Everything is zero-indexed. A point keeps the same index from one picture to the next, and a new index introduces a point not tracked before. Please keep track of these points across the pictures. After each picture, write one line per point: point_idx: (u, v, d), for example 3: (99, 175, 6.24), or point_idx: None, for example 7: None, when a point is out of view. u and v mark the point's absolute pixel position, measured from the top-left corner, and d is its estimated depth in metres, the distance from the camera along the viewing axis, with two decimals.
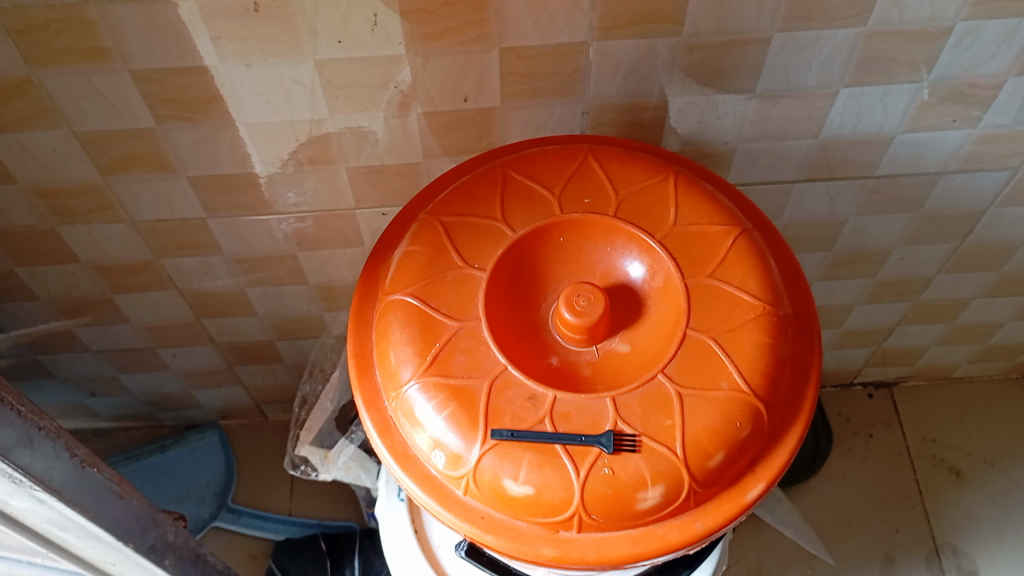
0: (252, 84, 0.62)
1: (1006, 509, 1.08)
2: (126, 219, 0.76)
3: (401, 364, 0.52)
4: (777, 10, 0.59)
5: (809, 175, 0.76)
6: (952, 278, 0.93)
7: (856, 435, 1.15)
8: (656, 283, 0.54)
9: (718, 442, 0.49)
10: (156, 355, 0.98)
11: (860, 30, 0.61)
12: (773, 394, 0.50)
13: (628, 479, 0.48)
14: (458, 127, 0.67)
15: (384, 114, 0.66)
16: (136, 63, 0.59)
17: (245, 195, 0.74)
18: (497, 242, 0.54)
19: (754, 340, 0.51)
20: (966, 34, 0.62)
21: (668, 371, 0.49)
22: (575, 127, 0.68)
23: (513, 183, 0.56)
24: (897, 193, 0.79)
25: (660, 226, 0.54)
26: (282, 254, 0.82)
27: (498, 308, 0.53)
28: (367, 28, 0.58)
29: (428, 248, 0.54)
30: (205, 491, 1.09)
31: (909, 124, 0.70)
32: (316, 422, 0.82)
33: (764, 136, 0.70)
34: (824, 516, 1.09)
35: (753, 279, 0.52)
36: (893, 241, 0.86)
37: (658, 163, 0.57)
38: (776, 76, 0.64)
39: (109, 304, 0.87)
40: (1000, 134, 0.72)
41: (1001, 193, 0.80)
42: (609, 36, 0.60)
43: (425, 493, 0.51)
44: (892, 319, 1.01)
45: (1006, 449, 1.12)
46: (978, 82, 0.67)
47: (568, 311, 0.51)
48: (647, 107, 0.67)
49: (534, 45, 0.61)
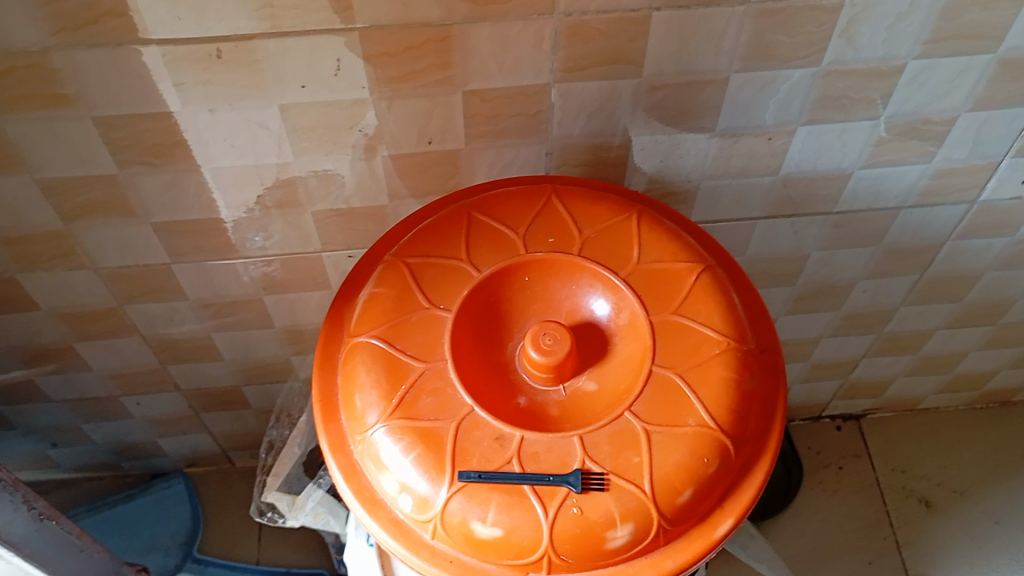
0: (217, 129, 0.62)
1: (978, 539, 1.08)
2: (89, 265, 0.75)
3: (367, 408, 0.51)
4: (735, 50, 0.60)
5: (774, 212, 0.77)
6: (917, 310, 0.94)
7: (827, 468, 1.15)
8: (621, 320, 0.54)
9: (687, 478, 0.49)
10: (121, 403, 0.96)
11: (816, 69, 0.62)
12: (741, 428, 0.50)
13: (599, 519, 0.47)
14: (425, 168, 0.68)
15: (350, 157, 0.66)
16: (100, 109, 0.59)
17: (212, 238, 0.73)
18: (463, 283, 0.54)
19: (720, 375, 0.51)
20: (920, 71, 0.64)
21: (635, 409, 0.50)
22: (539, 167, 0.69)
23: (478, 224, 0.56)
24: (859, 228, 0.80)
25: (624, 263, 0.54)
26: (249, 298, 0.81)
27: (465, 348, 0.53)
28: (331, 71, 0.58)
29: (393, 290, 0.54)
30: (171, 541, 1.06)
31: (867, 160, 0.72)
32: (284, 466, 0.82)
33: (727, 174, 0.72)
34: (798, 550, 1.08)
35: (718, 315, 0.53)
36: (857, 275, 0.87)
37: (621, 201, 0.58)
38: (737, 114, 0.66)
39: (72, 352, 0.86)
40: (955, 168, 0.74)
41: (959, 226, 0.81)
42: (572, 77, 0.61)
43: (393, 538, 0.50)
44: (859, 351, 1.02)
45: (975, 478, 1.13)
46: (933, 118, 0.68)
47: (534, 350, 0.52)
48: (611, 147, 0.68)
49: (497, 87, 0.61)
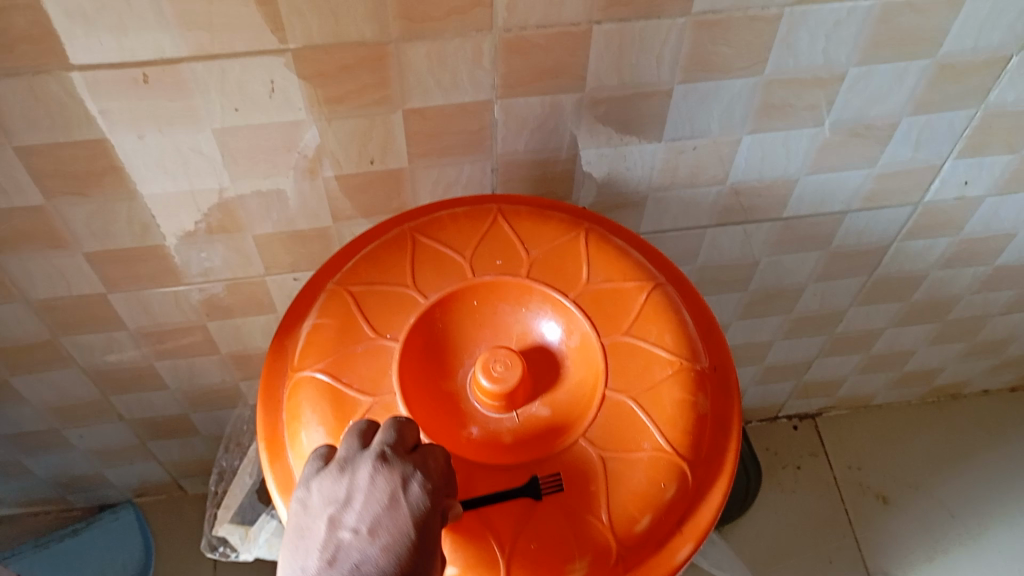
0: (147, 155, 0.59)
1: (933, 532, 1.09)
2: (19, 298, 0.71)
3: (313, 446, 0.50)
4: (676, 62, 0.59)
5: (722, 220, 0.77)
6: (866, 310, 0.95)
7: (785, 467, 1.16)
8: (573, 342, 0.53)
9: (644, 505, 0.48)
10: (61, 436, 0.92)
11: (758, 78, 0.62)
12: (696, 450, 0.50)
13: (555, 552, 0.46)
14: (368, 188, 0.66)
15: (291, 179, 0.64)
16: (19, 138, 0.56)
17: (148, 266, 0.70)
18: (409, 310, 0.53)
19: (674, 396, 0.50)
20: (860, 77, 0.64)
21: (590, 435, 0.49)
22: (485, 183, 0.68)
23: (422, 248, 0.55)
24: (807, 233, 0.80)
25: (573, 284, 0.53)
26: (191, 324, 0.79)
27: (413, 379, 0.52)
28: (264, 94, 0.56)
29: (337, 320, 0.53)
30: (123, 571, 1.04)
31: (813, 165, 0.72)
32: (236, 497, 0.79)
33: (674, 184, 0.71)
34: (757, 551, 1.09)
35: (670, 334, 0.52)
36: (807, 278, 0.88)
37: (568, 219, 0.57)
38: (681, 125, 0.65)
39: (5, 387, 0.82)
40: (898, 171, 0.74)
41: (905, 228, 0.82)
42: (513, 93, 0.60)
43: None
44: (811, 351, 1.02)
45: (928, 472, 1.15)
46: (874, 122, 0.68)
47: (485, 377, 0.50)
48: (557, 161, 0.67)
49: (437, 105, 0.60)
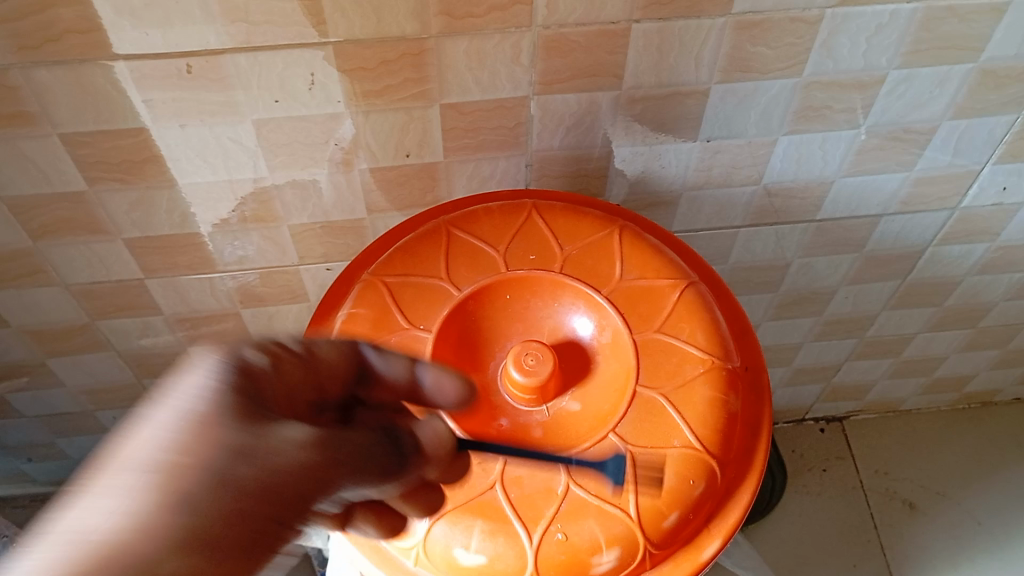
0: (188, 145, 0.60)
1: (960, 540, 1.08)
2: (59, 282, 0.73)
3: None
4: (714, 63, 0.59)
5: (755, 221, 0.76)
6: (897, 315, 0.94)
7: (811, 471, 1.16)
8: (604, 339, 0.54)
9: (673, 502, 0.48)
10: (96, 418, 0.94)
11: (797, 80, 0.62)
12: (725, 450, 0.50)
13: (583, 544, 0.47)
14: (403, 182, 0.67)
15: (328, 171, 0.65)
16: (65, 126, 0.58)
17: (186, 254, 0.72)
18: (443, 302, 0.53)
19: (704, 395, 0.50)
20: (900, 81, 0.63)
21: (620, 431, 0.49)
22: (519, 179, 0.68)
23: (457, 242, 0.55)
24: (840, 235, 0.80)
25: (606, 281, 0.54)
26: (226, 312, 0.80)
27: (446, 371, 0.52)
28: (305, 87, 0.57)
29: (372, 310, 0.53)
30: None
31: (849, 168, 0.71)
32: None
33: (708, 183, 0.71)
34: (781, 554, 1.09)
35: (701, 333, 0.52)
36: (839, 281, 0.87)
37: (602, 217, 0.57)
38: (718, 125, 0.65)
39: (43, 369, 0.84)
40: (936, 176, 0.74)
41: (940, 233, 0.81)
42: (550, 90, 0.60)
43: (375, 566, 0.49)
44: (841, 355, 1.02)
45: (957, 480, 1.14)
46: (913, 127, 0.68)
47: (517, 371, 0.51)
48: (591, 158, 0.67)
49: (475, 101, 0.60)
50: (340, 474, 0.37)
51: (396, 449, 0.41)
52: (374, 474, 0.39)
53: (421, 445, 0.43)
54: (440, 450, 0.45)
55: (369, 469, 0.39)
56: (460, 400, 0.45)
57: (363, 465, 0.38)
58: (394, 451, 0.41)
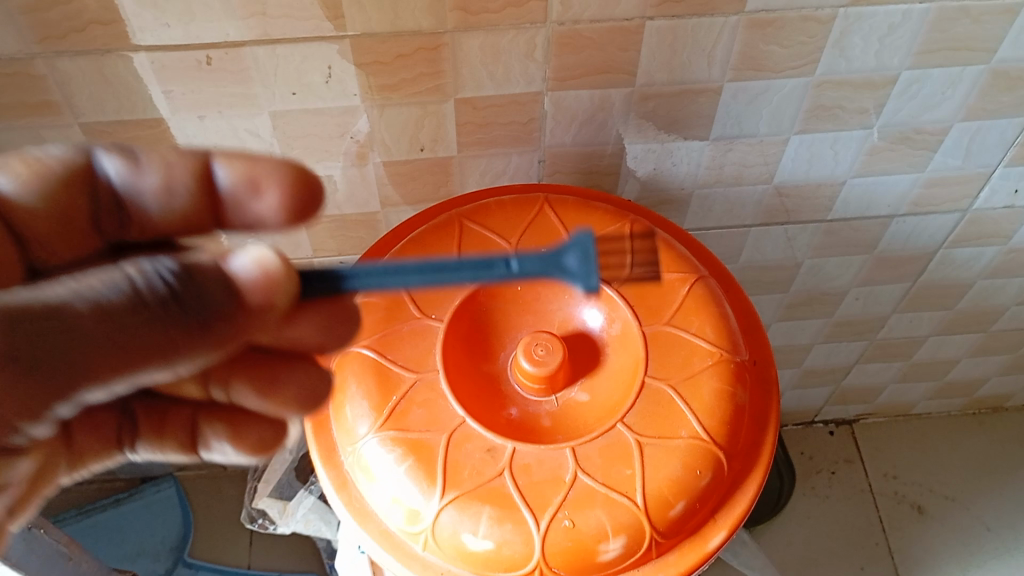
0: (206, 136, 0.61)
1: (969, 545, 1.08)
2: None
3: (357, 420, 0.51)
4: (727, 61, 0.60)
5: (765, 220, 0.77)
6: (907, 317, 0.94)
7: (819, 473, 1.16)
8: (613, 331, 0.55)
9: (679, 492, 0.49)
10: None
11: (808, 79, 0.62)
12: (733, 442, 0.51)
13: (590, 532, 0.47)
14: (416, 176, 0.67)
15: (342, 164, 0.66)
16: (87, 116, 0.59)
17: None
18: (455, 293, 0.54)
19: (712, 387, 0.51)
20: (911, 82, 0.64)
21: (627, 420, 0.50)
22: (532, 175, 0.69)
23: (470, 234, 0.56)
24: (850, 236, 0.80)
25: (617, 274, 0.54)
26: None
27: (456, 361, 0.53)
28: (322, 80, 0.58)
29: (384, 299, 0.54)
30: (160, 546, 1.07)
31: (860, 169, 0.72)
32: (275, 473, 0.82)
33: (719, 182, 0.72)
34: (788, 556, 1.09)
35: (710, 326, 0.53)
36: (849, 283, 0.87)
37: (613, 211, 0.58)
38: (729, 123, 0.65)
39: None
40: (947, 177, 0.74)
41: (951, 235, 0.81)
42: (564, 86, 0.61)
43: (384, 550, 0.50)
44: (850, 357, 1.02)
45: (966, 485, 1.13)
46: (925, 127, 0.68)
47: (527, 361, 0.52)
48: (603, 155, 0.68)
49: (488, 96, 0.61)
50: (91, 353, 0.33)
51: (181, 304, 0.35)
52: (221, 320, 0.36)
53: (231, 291, 0.36)
54: (273, 296, 0.37)
55: (211, 314, 0.36)
56: (285, 212, 0.45)
57: (130, 336, 0.34)
58: (175, 309, 0.35)
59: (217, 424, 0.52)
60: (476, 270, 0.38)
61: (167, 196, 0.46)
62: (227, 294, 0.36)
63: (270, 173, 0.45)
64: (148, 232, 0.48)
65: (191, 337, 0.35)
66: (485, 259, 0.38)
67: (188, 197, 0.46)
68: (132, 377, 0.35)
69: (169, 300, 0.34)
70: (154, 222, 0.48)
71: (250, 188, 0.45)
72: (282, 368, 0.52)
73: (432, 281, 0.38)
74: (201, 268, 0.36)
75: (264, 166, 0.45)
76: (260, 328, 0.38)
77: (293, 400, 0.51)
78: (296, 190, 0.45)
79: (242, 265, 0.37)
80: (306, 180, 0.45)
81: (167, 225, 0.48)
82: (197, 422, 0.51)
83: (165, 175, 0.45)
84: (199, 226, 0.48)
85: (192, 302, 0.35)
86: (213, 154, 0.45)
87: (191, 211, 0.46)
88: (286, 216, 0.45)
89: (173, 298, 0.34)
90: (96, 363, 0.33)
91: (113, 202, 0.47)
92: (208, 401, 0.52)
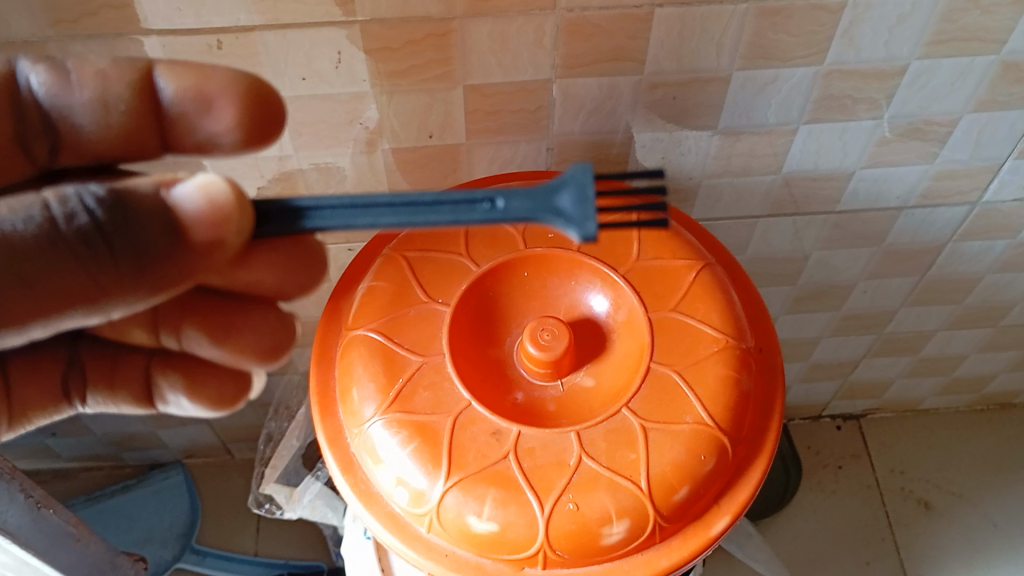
0: None
1: (976, 541, 1.08)
2: None
3: (363, 402, 0.52)
4: (736, 50, 0.60)
5: (774, 211, 0.77)
6: (916, 311, 0.94)
7: (826, 468, 1.15)
8: (620, 317, 0.55)
9: (683, 476, 0.49)
10: None
11: (818, 68, 0.62)
12: (737, 428, 0.51)
13: (593, 516, 0.48)
14: (424, 163, 0.68)
15: (351, 151, 0.66)
16: None
17: None
18: (462, 278, 0.54)
19: (718, 373, 0.51)
20: (921, 72, 0.63)
21: (632, 405, 0.50)
22: (540, 163, 0.69)
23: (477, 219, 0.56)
24: (859, 228, 0.80)
25: (623, 260, 0.54)
26: None
27: (462, 345, 0.53)
28: (332, 66, 0.58)
29: (392, 283, 0.54)
30: (168, 533, 1.08)
31: (869, 160, 0.72)
32: (281, 460, 0.81)
33: (727, 172, 0.72)
34: (793, 551, 1.09)
35: (717, 313, 0.53)
36: (857, 276, 0.87)
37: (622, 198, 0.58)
38: (738, 113, 0.65)
39: None
40: (956, 170, 0.74)
41: (960, 228, 0.81)
42: (573, 74, 0.61)
43: (389, 532, 0.50)
44: (858, 352, 1.02)
45: (974, 481, 1.13)
46: (934, 119, 0.68)
47: (533, 345, 0.52)
48: (612, 144, 0.68)
49: (498, 83, 0.61)
50: (11, 289, 0.36)
51: (107, 236, 0.37)
52: (153, 246, 0.38)
53: (169, 216, 0.39)
54: (219, 228, 0.39)
55: (142, 242, 0.38)
56: (237, 127, 0.48)
57: (50, 269, 0.37)
58: (100, 242, 0.37)
59: (172, 375, 0.60)
60: (456, 209, 0.38)
61: (103, 111, 0.48)
62: (163, 224, 0.38)
63: (221, 86, 0.47)
64: (84, 153, 0.50)
65: (120, 271, 0.38)
66: (466, 195, 0.38)
67: (128, 111, 0.48)
68: (63, 307, 0.38)
69: (94, 233, 0.37)
70: (91, 140, 0.50)
71: (201, 105, 0.48)
72: (238, 314, 0.58)
73: (404, 218, 0.38)
74: (138, 197, 0.38)
75: (215, 80, 0.47)
76: (205, 260, 0.40)
77: (251, 349, 0.57)
78: (251, 102, 0.47)
79: (186, 193, 0.38)
80: (260, 92, 0.47)
81: (106, 144, 0.50)
82: (150, 372, 0.60)
83: (101, 90, 0.48)
84: (144, 144, 0.50)
85: (120, 232, 0.37)
86: (155, 65, 0.48)
87: (135, 125, 0.49)
88: (239, 130, 0.48)
89: (96, 231, 0.37)
90: (18, 298, 0.36)
91: (46, 120, 0.49)
92: (161, 351, 0.61)
